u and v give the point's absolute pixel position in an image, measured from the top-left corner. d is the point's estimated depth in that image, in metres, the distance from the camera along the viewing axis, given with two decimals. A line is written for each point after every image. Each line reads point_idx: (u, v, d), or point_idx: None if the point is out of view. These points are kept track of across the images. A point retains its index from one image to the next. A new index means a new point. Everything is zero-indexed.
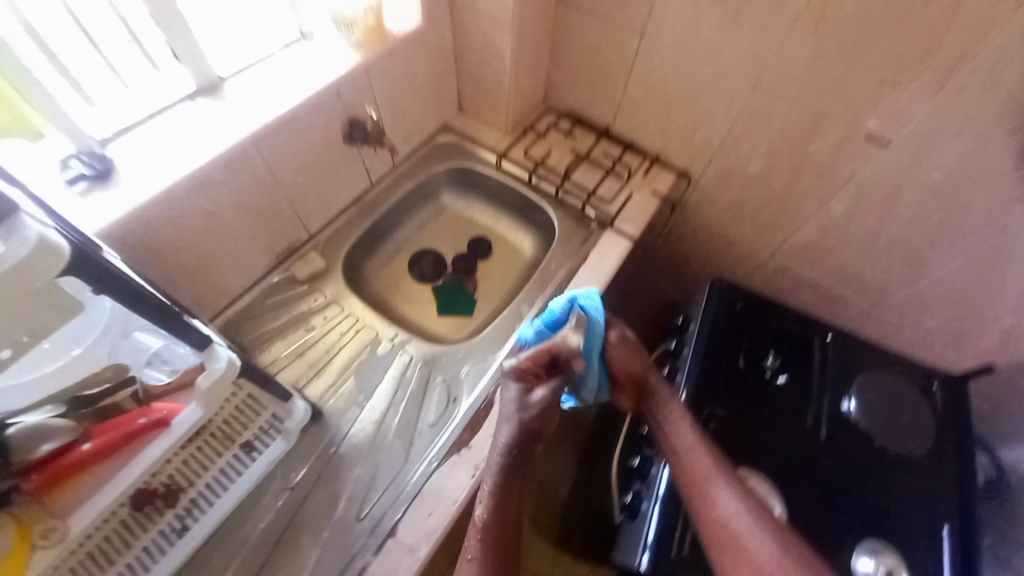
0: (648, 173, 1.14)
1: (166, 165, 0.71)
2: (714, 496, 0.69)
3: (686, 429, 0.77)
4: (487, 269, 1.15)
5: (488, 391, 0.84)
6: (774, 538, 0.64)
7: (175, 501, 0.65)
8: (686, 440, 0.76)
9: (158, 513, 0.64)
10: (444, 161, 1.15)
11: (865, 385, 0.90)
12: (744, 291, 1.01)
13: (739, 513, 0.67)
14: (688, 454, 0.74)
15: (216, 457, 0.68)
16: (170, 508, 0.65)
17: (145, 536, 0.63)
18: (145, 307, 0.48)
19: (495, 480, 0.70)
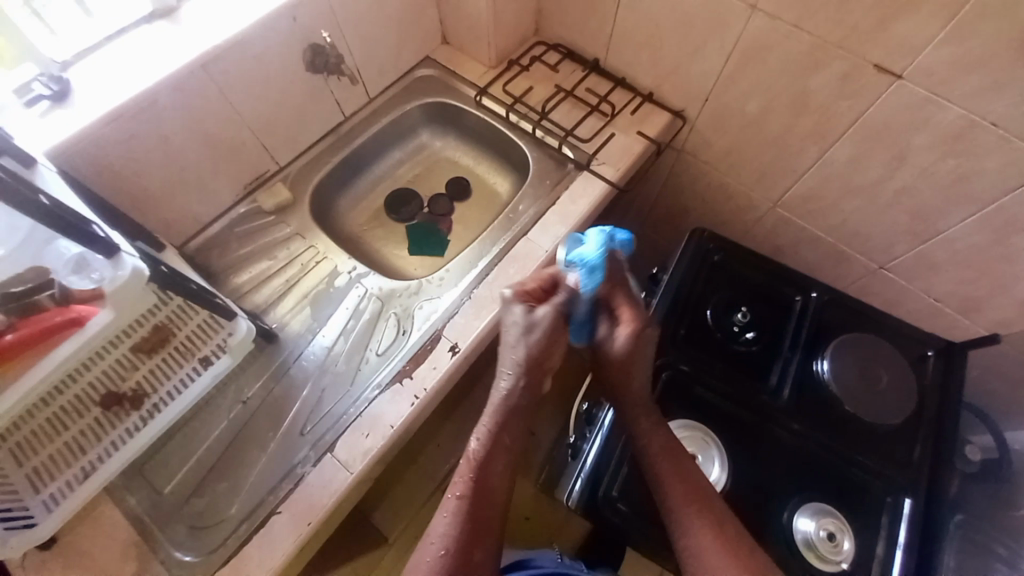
0: (636, 112, 1.06)
1: (113, 88, 0.72)
2: (699, 524, 0.64)
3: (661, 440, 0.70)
4: (461, 212, 1.13)
5: (436, 327, 0.85)
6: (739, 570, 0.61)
7: (140, 404, 0.71)
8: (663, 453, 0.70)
9: (124, 415, 0.70)
10: (421, 96, 1.11)
11: (841, 348, 0.84)
12: (724, 241, 0.94)
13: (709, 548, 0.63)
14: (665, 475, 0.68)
15: (178, 368, 0.74)
16: (135, 411, 0.71)
17: (111, 433, 0.69)
18: (32, 210, 0.48)
19: (494, 419, 0.68)
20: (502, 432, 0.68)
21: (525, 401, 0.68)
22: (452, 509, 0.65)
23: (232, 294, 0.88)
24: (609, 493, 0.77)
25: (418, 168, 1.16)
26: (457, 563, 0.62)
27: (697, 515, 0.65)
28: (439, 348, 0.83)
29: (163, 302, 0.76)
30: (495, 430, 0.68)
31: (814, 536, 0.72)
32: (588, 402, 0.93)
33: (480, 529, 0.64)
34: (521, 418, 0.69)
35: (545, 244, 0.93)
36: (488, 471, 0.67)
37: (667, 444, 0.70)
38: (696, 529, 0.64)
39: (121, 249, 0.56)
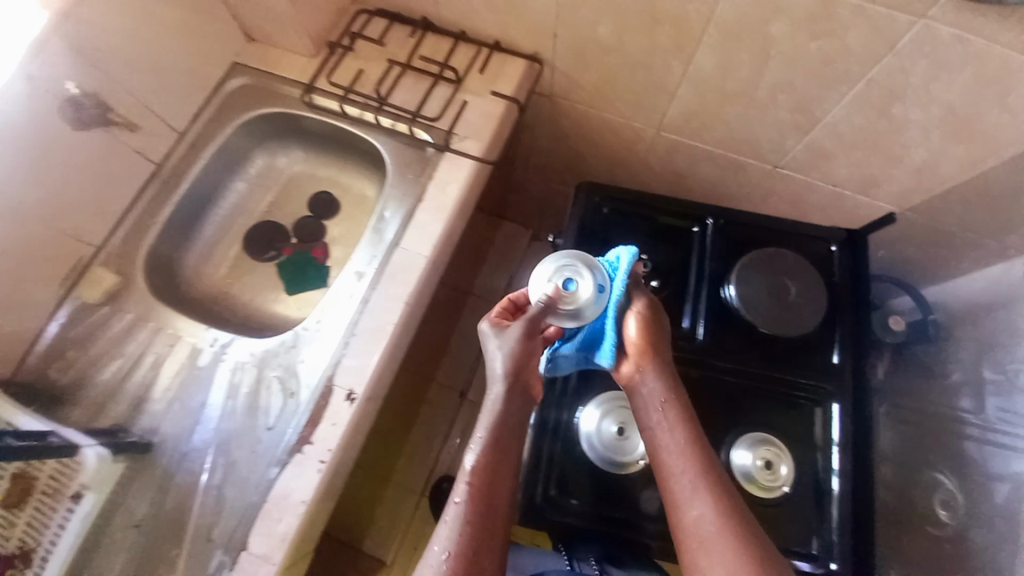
0: (486, 67, 0.93)
1: None
2: (695, 495, 0.57)
3: (673, 406, 0.63)
4: (334, 230, 1.01)
5: (324, 379, 0.76)
6: (742, 547, 0.54)
7: (29, 559, 0.67)
8: (669, 418, 0.63)
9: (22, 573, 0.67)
10: (242, 112, 0.94)
11: (745, 270, 0.80)
12: (612, 189, 0.87)
13: (707, 521, 0.55)
14: (663, 440, 0.62)
15: (52, 513, 0.68)
16: (30, 566, 0.67)
17: None
18: None
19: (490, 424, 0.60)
20: (506, 454, 0.60)
21: (521, 414, 0.63)
22: (454, 516, 0.56)
23: (81, 419, 0.77)
24: (548, 488, 0.75)
25: (271, 194, 1.02)
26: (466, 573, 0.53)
27: (698, 486, 0.58)
28: (334, 401, 0.74)
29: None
30: (496, 453, 0.59)
31: (752, 467, 0.71)
32: None
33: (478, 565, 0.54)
34: (522, 433, 0.63)
35: (421, 250, 0.83)
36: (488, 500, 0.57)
37: (676, 414, 0.63)
38: (698, 502, 0.57)
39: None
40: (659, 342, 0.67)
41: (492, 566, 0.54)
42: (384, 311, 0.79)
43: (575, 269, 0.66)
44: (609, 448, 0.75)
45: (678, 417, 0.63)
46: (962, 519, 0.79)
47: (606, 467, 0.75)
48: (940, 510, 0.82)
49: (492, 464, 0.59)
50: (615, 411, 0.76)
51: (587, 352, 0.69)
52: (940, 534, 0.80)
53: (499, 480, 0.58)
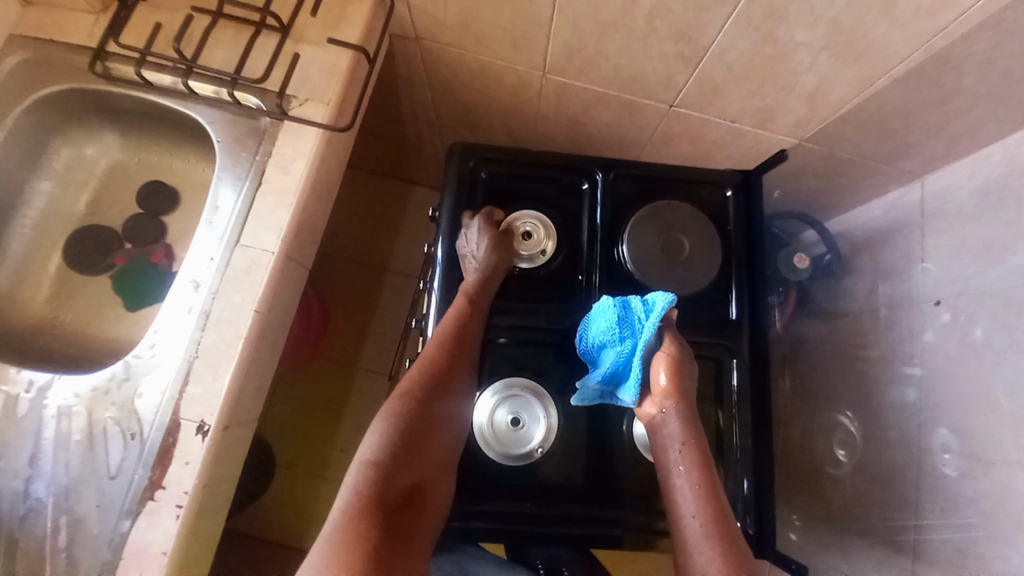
0: (321, 10, 0.77)
1: None
2: (690, 508, 0.56)
3: (681, 423, 0.60)
4: (181, 227, 0.85)
5: (170, 413, 0.65)
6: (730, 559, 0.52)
7: None
8: (674, 434, 0.60)
9: None
10: (23, 95, 0.74)
11: (637, 228, 0.72)
12: (485, 146, 0.76)
13: (696, 534, 0.54)
14: (668, 455, 0.60)
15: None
16: None
17: None
18: None
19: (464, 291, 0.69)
20: (472, 319, 0.68)
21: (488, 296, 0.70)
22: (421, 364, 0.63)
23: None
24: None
25: (89, 191, 0.85)
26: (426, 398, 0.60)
27: (695, 500, 0.56)
28: (184, 436, 0.64)
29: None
30: (464, 315, 0.67)
31: None
32: None
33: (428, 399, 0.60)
34: (485, 309, 0.70)
35: (267, 245, 0.70)
36: (448, 353, 0.64)
37: (684, 429, 0.60)
38: (691, 514, 0.55)
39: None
40: (689, 387, 0.62)
41: (443, 400, 0.61)
42: (232, 323, 0.68)
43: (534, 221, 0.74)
44: (504, 442, 0.69)
45: (686, 433, 0.60)
46: (857, 457, 0.85)
47: (505, 461, 0.70)
48: (838, 450, 0.88)
49: (453, 327, 0.66)
50: (517, 399, 0.70)
51: (613, 390, 0.64)
52: (838, 471, 0.87)
53: (465, 343, 0.66)
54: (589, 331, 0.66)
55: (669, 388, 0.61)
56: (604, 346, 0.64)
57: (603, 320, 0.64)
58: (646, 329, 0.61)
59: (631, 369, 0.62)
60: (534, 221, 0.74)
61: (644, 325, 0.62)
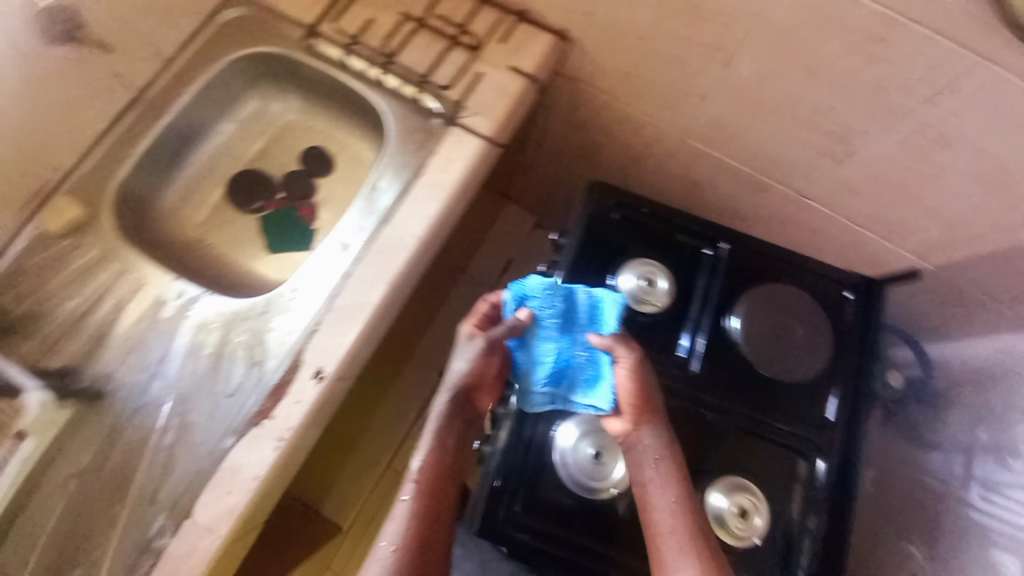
0: (508, 36, 0.84)
1: None
2: (676, 554, 0.61)
3: (670, 465, 0.66)
4: (328, 190, 0.94)
5: (296, 351, 0.72)
6: None
7: None
8: (664, 470, 0.65)
9: None
10: (238, 47, 0.84)
11: (753, 304, 0.75)
12: (623, 193, 0.81)
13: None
14: (652, 489, 0.65)
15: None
16: None
17: None
18: None
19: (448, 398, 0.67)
20: (466, 420, 0.69)
21: (487, 395, 0.70)
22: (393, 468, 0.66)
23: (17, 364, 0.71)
24: (512, 496, 0.72)
25: (262, 140, 0.94)
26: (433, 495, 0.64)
27: (680, 543, 0.62)
28: (300, 377, 0.71)
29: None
30: (456, 423, 0.68)
31: (726, 512, 0.69)
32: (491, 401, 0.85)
33: (440, 492, 0.65)
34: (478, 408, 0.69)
35: (412, 229, 0.78)
36: (442, 463, 0.66)
37: (676, 472, 0.66)
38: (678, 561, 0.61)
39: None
40: (653, 401, 0.68)
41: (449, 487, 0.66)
42: (366, 290, 0.74)
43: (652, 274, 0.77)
44: (582, 471, 0.72)
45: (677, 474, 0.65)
46: None
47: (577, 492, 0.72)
48: None
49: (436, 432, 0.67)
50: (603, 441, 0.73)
51: (550, 371, 0.67)
52: None
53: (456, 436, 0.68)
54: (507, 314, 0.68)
55: (631, 394, 0.67)
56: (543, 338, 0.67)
57: (529, 304, 0.67)
58: (586, 327, 0.67)
59: (596, 359, 0.67)
60: (656, 272, 0.77)
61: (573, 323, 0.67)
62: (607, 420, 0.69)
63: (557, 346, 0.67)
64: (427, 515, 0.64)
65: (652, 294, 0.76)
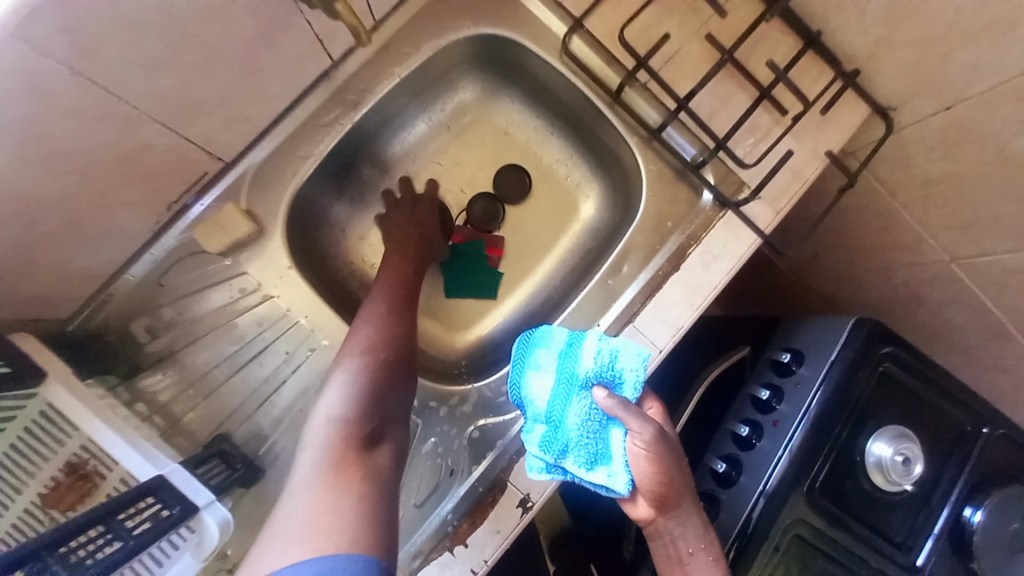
0: (830, 108, 0.64)
1: None
2: None
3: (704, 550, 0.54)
4: (519, 228, 0.75)
5: (500, 466, 0.59)
6: None
7: None
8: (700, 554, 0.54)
9: None
10: (470, 25, 0.62)
11: (1007, 503, 0.67)
12: (902, 342, 0.67)
13: None
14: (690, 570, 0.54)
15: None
16: None
17: None
18: None
19: (383, 333, 0.54)
20: (398, 376, 0.52)
21: (394, 338, 0.54)
22: (343, 400, 0.48)
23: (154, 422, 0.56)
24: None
25: (453, 145, 0.73)
26: (340, 457, 0.43)
27: None
28: (504, 502, 0.57)
29: (63, 437, 0.46)
30: (372, 363, 0.51)
31: None
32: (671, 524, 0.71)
33: (409, 312, 0.58)
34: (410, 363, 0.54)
35: (657, 342, 0.61)
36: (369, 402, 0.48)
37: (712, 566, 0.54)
38: None
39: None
40: (673, 485, 0.51)
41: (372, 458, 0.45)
42: None
43: (912, 452, 0.65)
44: None
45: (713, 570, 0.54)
46: None
47: None
48: None
49: (378, 362, 0.51)
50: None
51: (563, 446, 0.52)
52: None
53: (394, 393, 0.51)
54: (562, 366, 0.52)
55: (654, 482, 0.51)
56: (567, 399, 0.52)
57: (544, 352, 0.54)
58: (591, 379, 0.52)
59: (592, 434, 0.52)
60: (917, 454, 0.65)
61: (603, 376, 0.52)
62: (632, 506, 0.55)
63: (546, 406, 0.53)
64: (387, 372, 0.52)
65: (906, 477, 0.64)
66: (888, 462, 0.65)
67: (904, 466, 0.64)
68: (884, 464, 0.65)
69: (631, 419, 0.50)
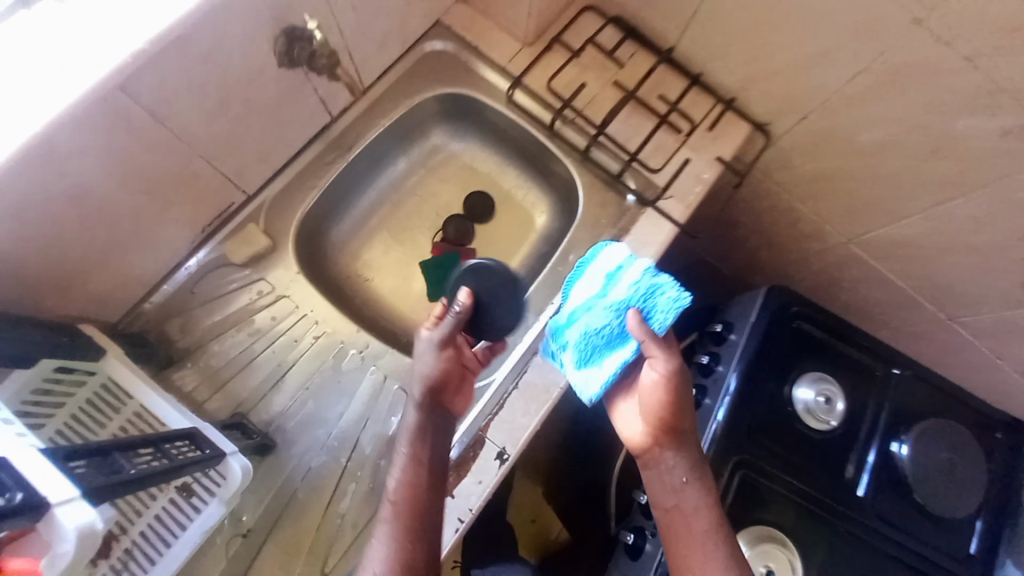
0: (715, 126, 0.83)
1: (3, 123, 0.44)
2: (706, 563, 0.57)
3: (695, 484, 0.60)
4: (488, 240, 0.90)
5: (479, 425, 0.69)
6: None
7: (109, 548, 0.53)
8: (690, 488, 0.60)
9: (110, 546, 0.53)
10: (437, 86, 0.82)
11: (926, 434, 0.77)
12: (809, 303, 0.81)
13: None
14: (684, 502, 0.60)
15: (151, 501, 0.56)
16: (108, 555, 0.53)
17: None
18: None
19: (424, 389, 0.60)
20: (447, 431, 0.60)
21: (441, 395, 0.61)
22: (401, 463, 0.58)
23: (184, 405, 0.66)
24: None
25: (429, 178, 0.90)
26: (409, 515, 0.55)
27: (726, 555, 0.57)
28: (484, 455, 0.67)
29: (119, 408, 0.57)
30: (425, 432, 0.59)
31: None
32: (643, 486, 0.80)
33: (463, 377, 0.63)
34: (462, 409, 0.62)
35: None
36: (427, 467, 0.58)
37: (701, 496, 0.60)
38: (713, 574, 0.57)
39: (51, 505, 0.34)
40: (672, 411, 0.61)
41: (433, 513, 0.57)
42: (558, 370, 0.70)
43: (830, 392, 0.76)
44: None
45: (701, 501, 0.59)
46: None
47: None
48: None
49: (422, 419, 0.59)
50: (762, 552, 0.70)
51: (566, 342, 0.64)
52: None
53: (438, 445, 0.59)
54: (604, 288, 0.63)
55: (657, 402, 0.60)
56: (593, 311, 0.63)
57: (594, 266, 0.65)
58: (625, 306, 0.61)
59: (601, 348, 0.62)
60: (836, 394, 0.77)
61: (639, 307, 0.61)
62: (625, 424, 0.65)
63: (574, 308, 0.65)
64: (431, 429, 0.59)
65: (828, 414, 0.76)
66: (812, 402, 0.76)
67: (825, 404, 0.76)
68: (808, 404, 0.76)
69: (654, 343, 0.59)
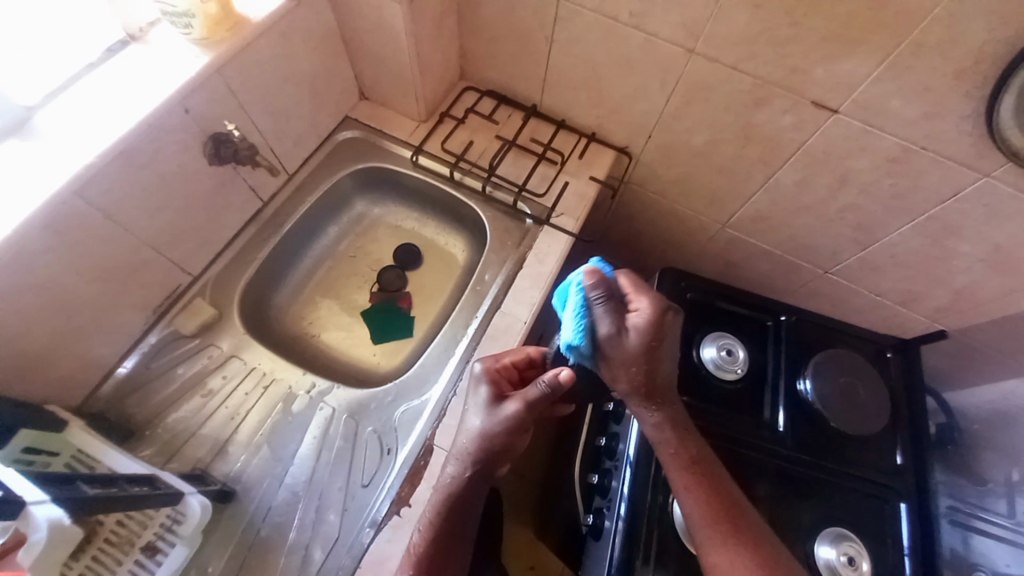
0: (584, 154, 1.02)
1: None
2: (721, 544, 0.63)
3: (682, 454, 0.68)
4: (419, 282, 1.02)
5: (426, 436, 0.75)
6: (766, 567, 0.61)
7: None
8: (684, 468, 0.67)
9: None
10: (352, 164, 0.99)
11: (821, 366, 0.87)
12: (695, 277, 0.94)
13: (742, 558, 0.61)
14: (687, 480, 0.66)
15: (116, 567, 0.56)
16: None
17: None
18: None
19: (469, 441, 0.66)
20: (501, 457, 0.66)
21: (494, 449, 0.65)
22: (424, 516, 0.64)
23: None
24: (644, 555, 0.73)
25: (359, 240, 1.04)
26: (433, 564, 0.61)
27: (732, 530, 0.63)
28: (434, 461, 0.72)
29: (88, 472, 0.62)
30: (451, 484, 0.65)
31: (836, 562, 0.74)
32: (596, 472, 0.88)
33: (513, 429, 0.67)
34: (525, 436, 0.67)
35: (521, 315, 0.85)
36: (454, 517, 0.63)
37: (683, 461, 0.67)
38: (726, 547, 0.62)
39: (27, 501, 0.44)
40: (667, 340, 0.65)
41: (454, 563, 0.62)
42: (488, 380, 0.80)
43: (728, 345, 0.88)
44: None
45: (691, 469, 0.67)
46: None
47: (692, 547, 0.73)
48: None
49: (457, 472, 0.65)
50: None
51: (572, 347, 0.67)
52: None
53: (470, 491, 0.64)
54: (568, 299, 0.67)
55: (645, 342, 0.63)
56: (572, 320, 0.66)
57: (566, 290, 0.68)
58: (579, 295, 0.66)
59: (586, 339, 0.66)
60: (735, 346, 0.88)
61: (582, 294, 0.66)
62: (617, 378, 0.66)
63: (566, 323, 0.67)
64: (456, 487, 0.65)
65: (734, 364, 0.86)
66: (717, 358, 0.87)
67: (728, 356, 0.87)
68: (717, 360, 0.86)
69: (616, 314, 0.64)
